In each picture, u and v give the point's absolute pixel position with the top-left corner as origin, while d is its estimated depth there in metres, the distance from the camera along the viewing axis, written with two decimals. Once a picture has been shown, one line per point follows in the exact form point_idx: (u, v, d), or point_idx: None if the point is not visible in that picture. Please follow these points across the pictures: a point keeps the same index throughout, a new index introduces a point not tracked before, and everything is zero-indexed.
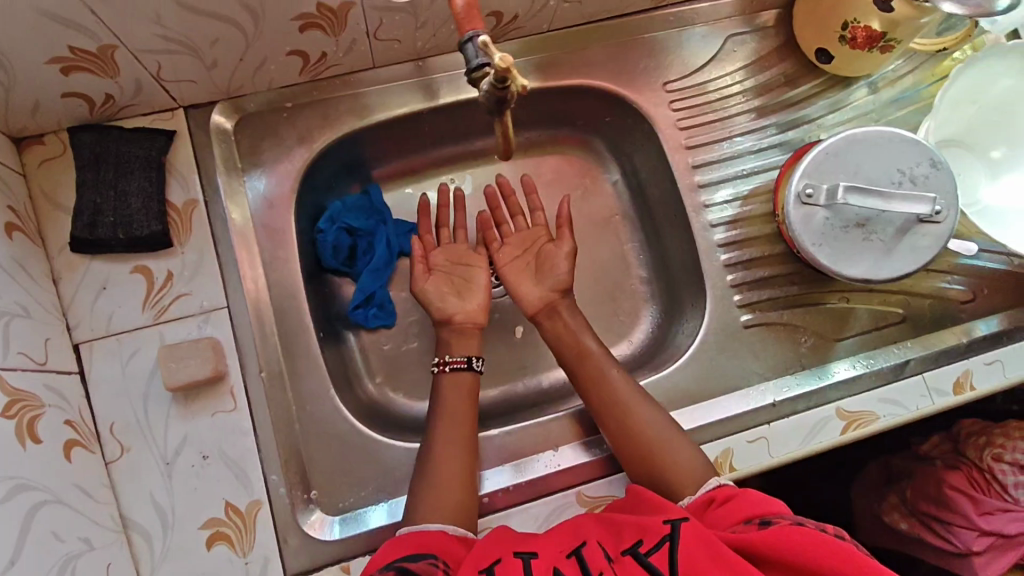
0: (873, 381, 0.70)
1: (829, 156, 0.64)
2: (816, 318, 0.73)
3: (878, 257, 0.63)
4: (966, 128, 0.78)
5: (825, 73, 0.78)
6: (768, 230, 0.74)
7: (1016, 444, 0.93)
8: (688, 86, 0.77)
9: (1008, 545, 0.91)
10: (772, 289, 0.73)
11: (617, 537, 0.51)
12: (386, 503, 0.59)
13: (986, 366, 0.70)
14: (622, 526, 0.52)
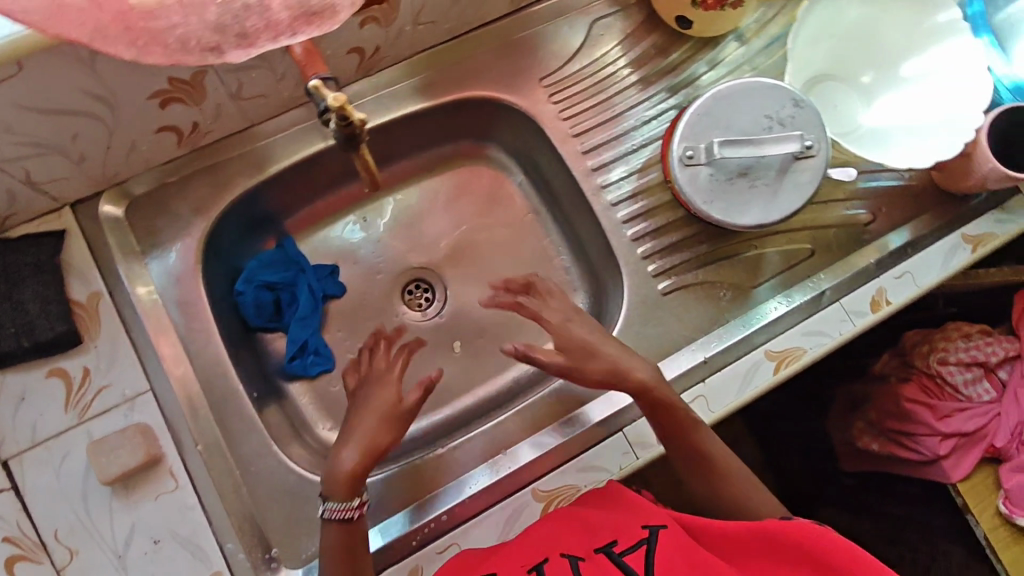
0: (796, 317, 0.73)
1: (700, 117, 0.67)
2: (730, 270, 0.75)
3: (765, 201, 0.66)
4: (833, 61, 0.82)
5: (690, 37, 0.81)
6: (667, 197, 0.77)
7: (956, 344, 0.98)
8: (564, 76, 0.79)
9: (971, 442, 0.95)
10: (683, 252, 0.75)
11: (589, 534, 0.54)
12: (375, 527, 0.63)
13: (896, 280, 0.74)
14: (596, 521, 0.56)
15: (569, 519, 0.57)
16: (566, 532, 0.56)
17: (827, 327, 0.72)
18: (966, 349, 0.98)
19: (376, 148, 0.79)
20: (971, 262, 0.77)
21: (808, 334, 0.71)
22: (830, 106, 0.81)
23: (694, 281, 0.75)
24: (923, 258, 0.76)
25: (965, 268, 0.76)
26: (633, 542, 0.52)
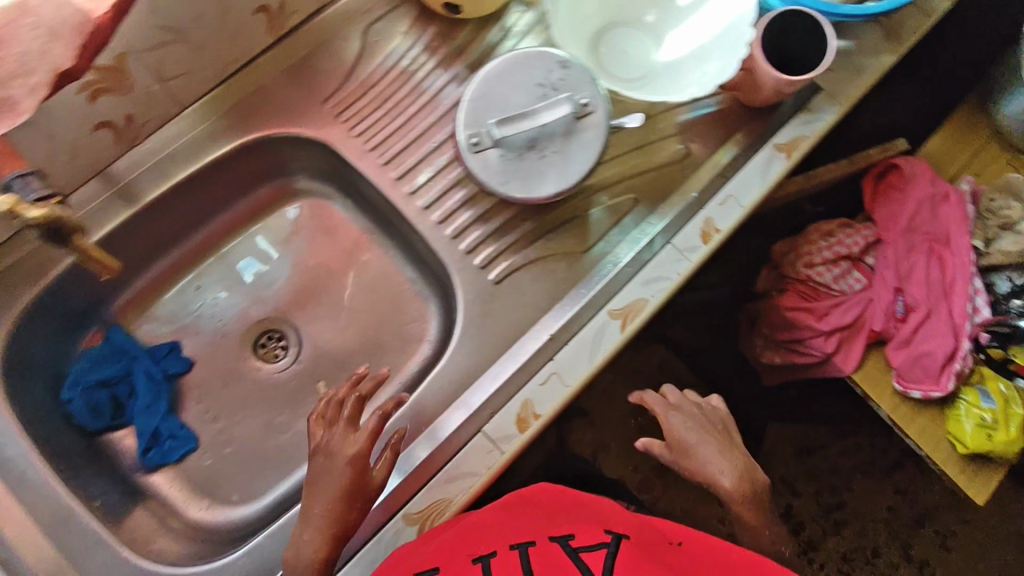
0: (631, 270, 0.73)
1: (476, 102, 0.66)
2: (558, 241, 0.75)
3: (559, 167, 0.65)
4: (616, 10, 0.81)
5: (470, 20, 0.78)
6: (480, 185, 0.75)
7: (819, 245, 1.01)
8: (349, 92, 0.76)
9: (854, 332, 0.98)
10: (509, 235, 0.75)
11: (546, 530, 0.58)
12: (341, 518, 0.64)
13: (720, 207, 0.75)
14: (554, 522, 0.59)
15: (528, 521, 0.60)
16: (519, 527, 0.58)
17: (664, 271, 0.72)
18: (829, 247, 1.00)
19: (180, 212, 0.75)
20: (787, 169, 0.79)
21: (646, 282, 0.71)
22: (620, 53, 0.81)
23: (528, 262, 0.74)
24: (742, 178, 0.77)
25: (781, 177, 0.77)
26: (594, 540, 0.55)
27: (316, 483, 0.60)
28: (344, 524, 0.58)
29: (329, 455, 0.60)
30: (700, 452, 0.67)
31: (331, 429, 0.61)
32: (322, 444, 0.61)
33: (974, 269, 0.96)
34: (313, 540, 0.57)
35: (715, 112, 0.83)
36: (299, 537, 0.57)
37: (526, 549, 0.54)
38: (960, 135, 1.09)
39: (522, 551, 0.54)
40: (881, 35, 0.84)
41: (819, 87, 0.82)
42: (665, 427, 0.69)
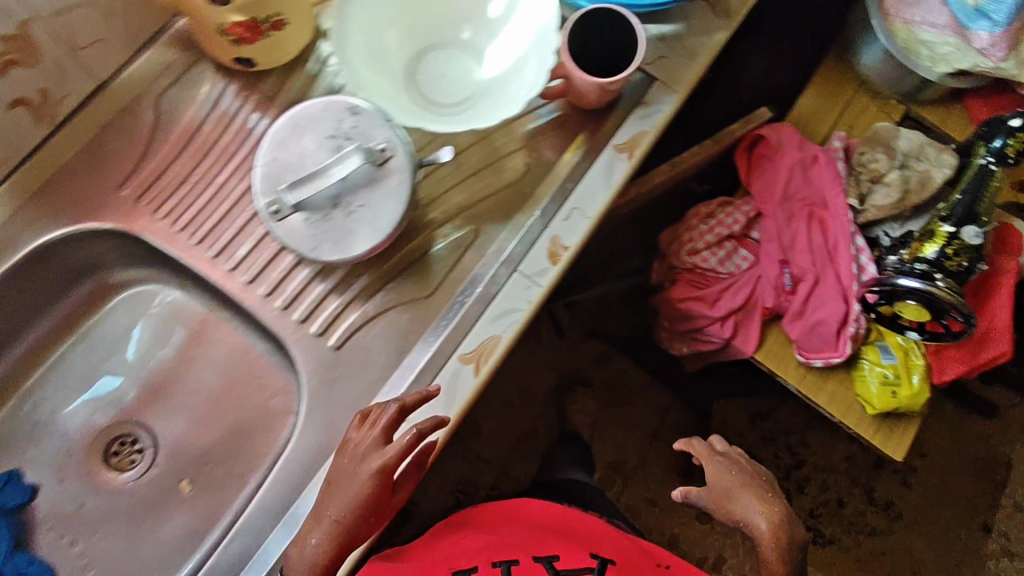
0: (480, 306, 0.69)
1: (269, 168, 0.61)
2: (398, 292, 0.71)
3: (369, 221, 0.61)
4: (428, 32, 0.76)
5: (270, 70, 0.74)
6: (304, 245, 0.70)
7: (700, 230, 0.98)
8: (151, 171, 0.71)
9: (749, 313, 0.96)
10: (343, 296, 0.70)
11: (529, 551, 0.75)
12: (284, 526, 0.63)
13: (564, 223, 0.72)
14: (539, 544, 0.77)
15: (512, 538, 0.78)
16: (508, 546, 0.76)
17: (513, 302, 0.70)
18: (711, 229, 0.98)
19: None
20: (632, 168, 0.75)
21: (496, 317, 0.69)
22: (439, 78, 0.76)
23: (373, 317, 0.70)
24: (585, 187, 0.74)
25: (626, 178, 0.74)
26: (577, 567, 0.73)
27: (334, 485, 0.59)
28: (352, 531, 0.58)
29: (355, 456, 0.59)
30: (739, 499, 0.72)
31: (367, 428, 0.59)
32: (353, 440, 0.60)
33: (854, 228, 0.95)
34: (318, 545, 0.58)
35: (557, 118, 0.78)
36: (306, 540, 0.58)
37: (506, 568, 0.72)
38: (826, 91, 1.08)
39: (505, 568, 0.72)
40: (708, 12, 0.81)
41: (652, 77, 0.78)
42: (708, 473, 0.74)
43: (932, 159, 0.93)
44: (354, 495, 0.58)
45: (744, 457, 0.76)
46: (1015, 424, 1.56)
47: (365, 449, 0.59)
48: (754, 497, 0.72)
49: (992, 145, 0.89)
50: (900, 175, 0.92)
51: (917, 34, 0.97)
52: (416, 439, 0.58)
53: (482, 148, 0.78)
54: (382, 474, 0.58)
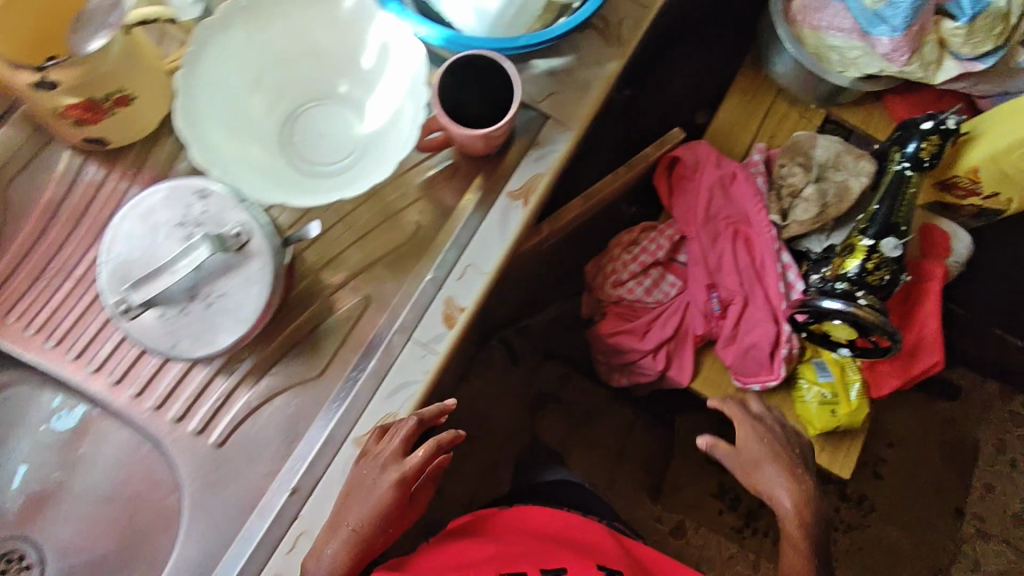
0: (374, 381, 0.66)
1: (113, 264, 0.56)
2: (285, 373, 0.66)
3: (232, 312, 0.56)
4: (300, 87, 0.71)
5: (129, 146, 0.69)
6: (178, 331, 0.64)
7: (624, 260, 0.94)
8: (12, 268, 0.67)
9: (681, 341, 0.92)
10: (223, 386, 0.65)
11: (538, 562, 0.71)
12: None
13: (457, 283, 0.68)
14: (547, 554, 0.73)
15: (518, 546, 0.74)
16: (518, 555, 0.72)
17: (408, 373, 0.66)
18: (634, 258, 0.94)
19: None
20: (530, 215, 0.71)
21: (391, 393, 0.65)
22: (317, 137, 0.71)
23: (259, 407, 0.65)
24: (479, 241, 0.70)
25: (523, 227, 0.70)
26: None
27: (352, 494, 0.59)
28: (372, 538, 0.58)
29: (373, 465, 0.59)
30: (765, 466, 0.75)
31: (388, 439, 0.60)
32: (373, 450, 0.60)
33: (779, 244, 0.92)
34: (335, 556, 0.57)
35: (447, 169, 0.74)
36: (321, 552, 0.58)
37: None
38: (744, 102, 1.05)
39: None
40: (599, 41, 0.77)
41: (545, 116, 0.74)
42: (738, 437, 0.77)
43: (849, 168, 0.90)
44: (373, 506, 0.58)
45: (774, 422, 0.80)
46: (979, 403, 1.48)
47: (389, 456, 0.59)
48: (770, 458, 0.75)
49: (907, 150, 0.87)
50: (816, 189, 0.89)
51: (826, 40, 0.94)
52: (433, 451, 0.60)
53: (374, 207, 0.73)
54: (400, 485, 0.58)
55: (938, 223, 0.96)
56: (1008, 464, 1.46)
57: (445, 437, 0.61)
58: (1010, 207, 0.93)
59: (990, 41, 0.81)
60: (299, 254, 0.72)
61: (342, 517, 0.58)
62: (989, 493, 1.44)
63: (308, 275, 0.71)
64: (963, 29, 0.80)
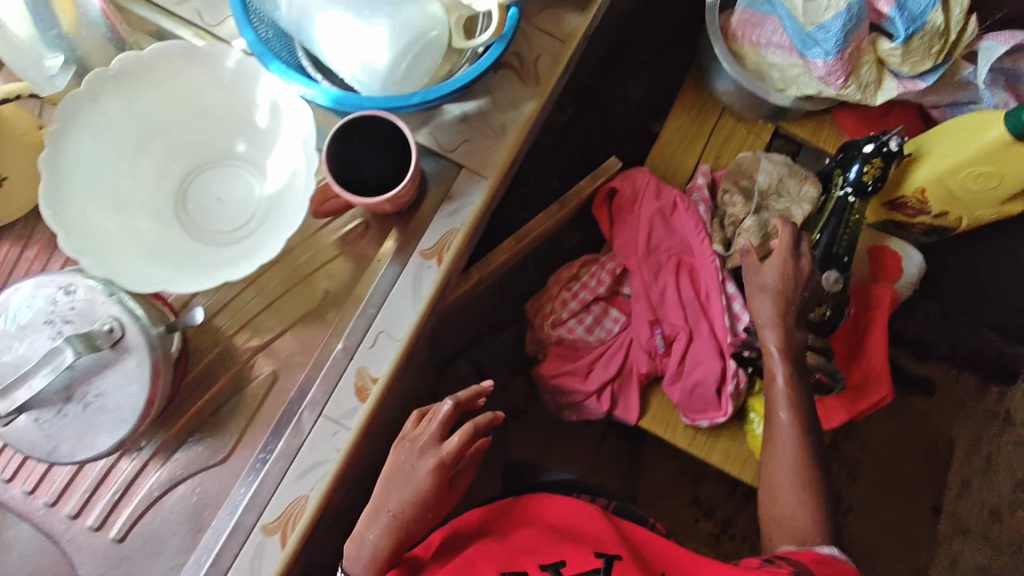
0: (282, 463, 0.62)
1: None
2: (189, 458, 0.63)
3: (111, 413, 0.53)
4: (193, 151, 0.66)
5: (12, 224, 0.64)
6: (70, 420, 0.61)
7: (563, 297, 0.92)
8: None
9: (626, 381, 0.89)
10: (120, 477, 0.62)
11: (539, 556, 0.69)
12: None
13: (368, 352, 0.65)
14: (548, 542, 0.71)
15: (523, 539, 0.72)
16: (518, 549, 0.70)
17: (320, 452, 0.63)
18: (575, 294, 0.92)
19: None
20: (445, 275, 0.68)
21: (300, 475, 0.62)
22: (214, 202, 0.66)
23: (163, 495, 0.62)
24: (391, 305, 0.66)
25: (435, 290, 0.66)
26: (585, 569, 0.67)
27: (393, 480, 0.66)
28: (412, 522, 0.65)
29: (412, 449, 0.66)
30: (760, 297, 0.77)
31: (426, 424, 0.67)
32: (410, 434, 0.67)
33: (724, 274, 0.88)
34: (377, 540, 0.65)
35: (358, 227, 0.70)
36: (365, 536, 0.66)
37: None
38: (688, 120, 1.00)
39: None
40: (515, 81, 0.73)
41: (458, 166, 0.70)
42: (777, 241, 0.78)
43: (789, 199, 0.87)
44: (413, 492, 0.65)
45: (789, 266, 0.76)
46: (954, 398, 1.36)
47: (426, 441, 0.66)
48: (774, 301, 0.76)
49: (849, 174, 0.84)
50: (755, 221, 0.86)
51: (766, 58, 0.90)
52: (470, 435, 0.66)
53: (283, 270, 0.69)
54: (439, 470, 0.65)
55: (888, 243, 0.93)
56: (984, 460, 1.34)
57: (478, 423, 0.66)
58: (961, 224, 0.89)
59: (929, 59, 0.78)
60: (208, 322, 0.67)
61: (384, 503, 0.65)
62: (966, 488, 1.34)
63: (215, 346, 0.67)
64: (899, 49, 0.76)
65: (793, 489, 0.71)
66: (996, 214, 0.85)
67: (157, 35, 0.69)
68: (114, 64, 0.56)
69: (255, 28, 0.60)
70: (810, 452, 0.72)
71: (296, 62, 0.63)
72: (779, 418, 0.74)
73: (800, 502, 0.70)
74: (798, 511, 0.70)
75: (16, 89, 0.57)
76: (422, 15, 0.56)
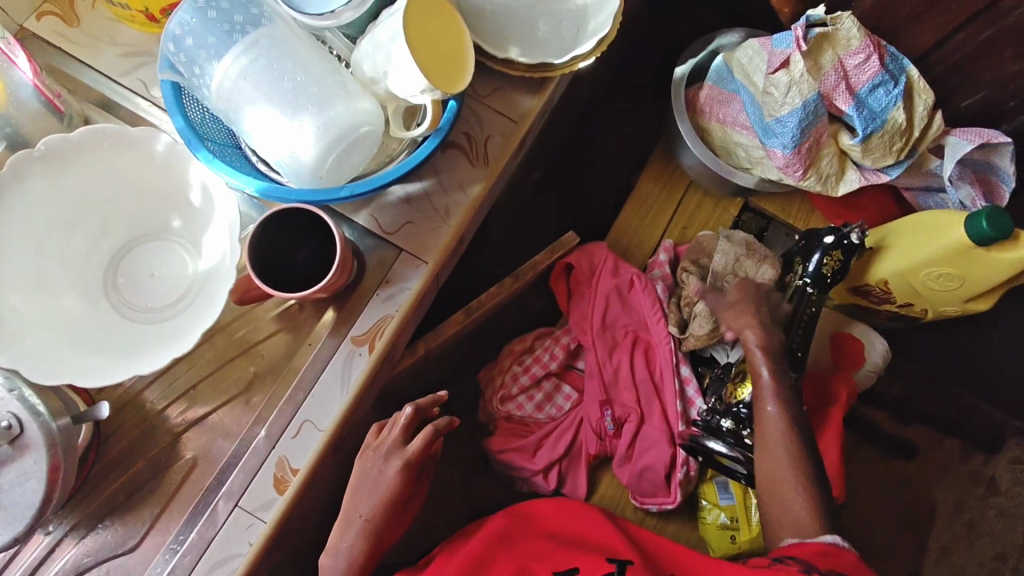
0: (192, 556, 0.60)
1: None
2: (99, 544, 0.61)
3: (6, 509, 0.51)
4: (126, 227, 0.65)
5: None
6: None
7: (514, 372, 0.91)
8: None
9: (574, 460, 0.87)
10: (25, 561, 0.60)
11: (551, 564, 0.69)
12: None
13: (289, 442, 0.63)
14: (558, 551, 0.70)
15: (534, 540, 0.72)
16: (525, 558, 0.69)
17: (232, 547, 0.61)
18: (526, 369, 0.90)
19: None
20: (377, 362, 0.66)
21: (209, 570, 0.60)
22: (145, 277, 0.65)
23: None
24: (317, 393, 0.65)
25: (364, 378, 0.65)
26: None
27: (361, 487, 0.67)
28: (383, 527, 0.66)
29: (376, 456, 0.67)
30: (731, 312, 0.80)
31: (388, 431, 0.69)
32: (374, 444, 0.69)
33: (678, 357, 0.87)
34: (351, 548, 0.65)
35: (293, 307, 0.68)
36: (338, 546, 0.65)
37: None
38: (655, 191, 0.98)
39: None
40: (463, 161, 0.71)
41: (398, 248, 0.69)
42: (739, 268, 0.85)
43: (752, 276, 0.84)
44: (381, 495, 0.66)
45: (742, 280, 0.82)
46: (936, 463, 1.22)
47: (389, 444, 0.68)
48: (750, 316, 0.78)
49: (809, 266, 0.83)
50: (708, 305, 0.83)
51: (732, 136, 0.88)
52: (430, 437, 0.67)
53: (214, 346, 0.66)
54: (404, 470, 0.66)
55: (853, 329, 0.90)
56: (966, 527, 1.21)
57: (436, 426, 0.68)
58: (926, 315, 0.88)
59: (890, 156, 0.77)
60: (135, 397, 0.65)
61: (350, 514, 0.66)
62: (945, 557, 1.20)
63: (137, 425, 0.64)
64: (858, 146, 0.75)
65: (790, 482, 0.68)
66: (958, 310, 0.84)
67: (104, 105, 0.68)
68: (38, 146, 0.56)
69: (187, 113, 0.59)
70: (797, 433, 0.71)
71: (231, 145, 0.62)
72: (766, 411, 0.73)
73: (793, 474, 0.68)
74: (793, 501, 0.67)
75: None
76: (350, 112, 0.55)
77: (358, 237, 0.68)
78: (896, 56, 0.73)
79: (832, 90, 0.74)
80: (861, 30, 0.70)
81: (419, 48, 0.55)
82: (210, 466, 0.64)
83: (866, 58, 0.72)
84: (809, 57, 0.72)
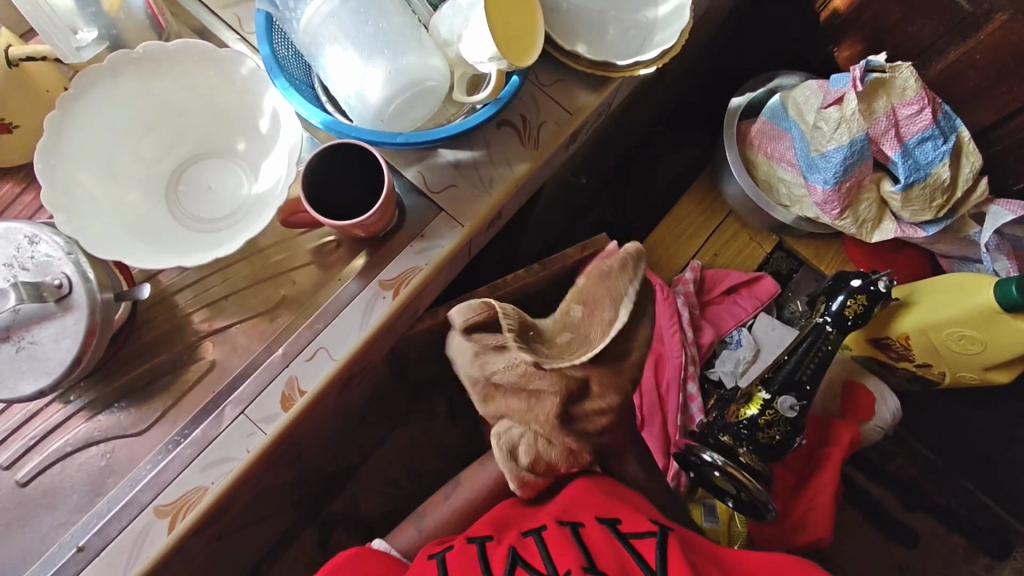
0: (191, 450, 0.63)
1: None
2: (110, 421, 0.65)
3: (42, 362, 0.56)
4: (196, 142, 0.70)
5: (21, 170, 0.68)
6: (207, 322, 0.69)
7: None
8: None
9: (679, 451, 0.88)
10: (43, 424, 0.64)
11: (592, 509, 0.66)
12: (62, 544, 0.61)
13: (303, 365, 0.66)
14: (600, 499, 0.67)
15: (580, 493, 0.68)
16: (568, 503, 0.67)
17: (230, 449, 0.64)
18: None
19: None
20: (396, 309, 0.69)
21: (208, 465, 0.63)
22: (202, 190, 0.70)
23: (75, 451, 0.64)
24: (338, 325, 0.68)
25: (383, 321, 0.68)
26: (639, 528, 0.63)
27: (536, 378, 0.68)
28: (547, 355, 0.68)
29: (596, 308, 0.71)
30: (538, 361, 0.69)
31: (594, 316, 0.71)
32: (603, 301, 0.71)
33: (688, 372, 0.87)
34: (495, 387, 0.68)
35: (331, 243, 0.71)
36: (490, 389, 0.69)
37: (574, 528, 0.63)
38: (693, 214, 1.00)
39: (571, 530, 0.62)
40: (514, 140, 0.74)
41: (438, 209, 0.72)
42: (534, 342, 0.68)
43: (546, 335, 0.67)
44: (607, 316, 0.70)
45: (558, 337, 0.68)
46: (937, 559, 1.16)
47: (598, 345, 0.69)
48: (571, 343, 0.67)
49: (831, 305, 0.84)
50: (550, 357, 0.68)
51: (777, 171, 0.90)
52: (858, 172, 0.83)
53: (250, 266, 0.70)
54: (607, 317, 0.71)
55: (865, 381, 0.93)
56: None
57: (874, 201, 0.83)
58: (944, 379, 0.87)
59: (929, 211, 0.81)
60: (169, 297, 0.69)
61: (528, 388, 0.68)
62: None
63: (166, 321, 0.68)
64: (899, 194, 0.80)
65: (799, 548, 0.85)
66: (977, 378, 0.83)
67: (200, 33, 0.74)
68: (139, 48, 0.61)
69: (274, 45, 0.64)
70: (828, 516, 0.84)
71: (306, 82, 0.67)
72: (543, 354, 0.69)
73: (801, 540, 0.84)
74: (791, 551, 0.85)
75: (45, 50, 0.62)
76: (420, 66, 0.60)
77: (404, 189, 0.72)
78: (949, 114, 0.78)
79: (881, 134, 0.78)
80: (917, 82, 0.75)
81: (495, 18, 0.59)
82: (222, 374, 0.67)
83: (919, 110, 0.76)
84: (863, 100, 0.77)
